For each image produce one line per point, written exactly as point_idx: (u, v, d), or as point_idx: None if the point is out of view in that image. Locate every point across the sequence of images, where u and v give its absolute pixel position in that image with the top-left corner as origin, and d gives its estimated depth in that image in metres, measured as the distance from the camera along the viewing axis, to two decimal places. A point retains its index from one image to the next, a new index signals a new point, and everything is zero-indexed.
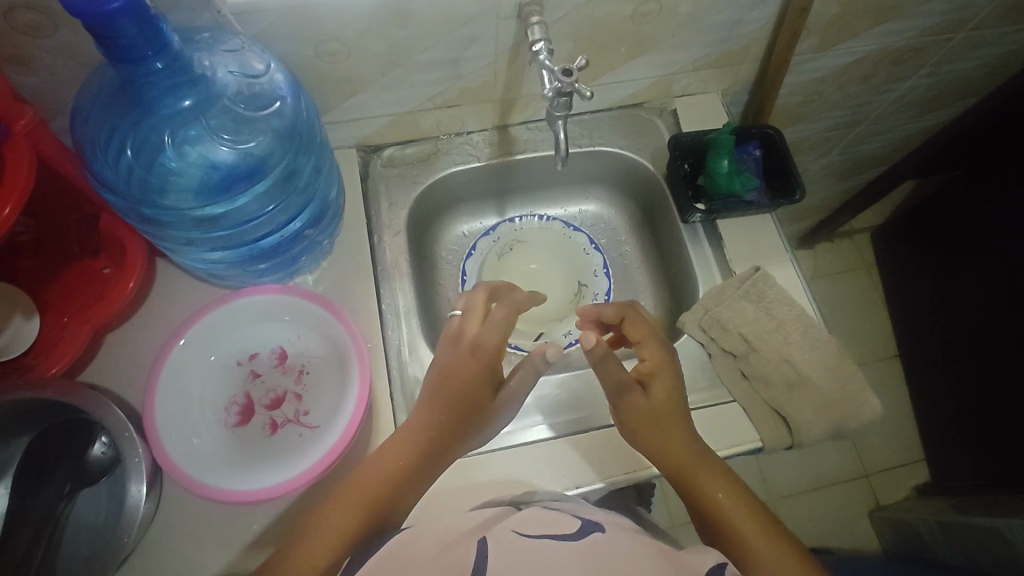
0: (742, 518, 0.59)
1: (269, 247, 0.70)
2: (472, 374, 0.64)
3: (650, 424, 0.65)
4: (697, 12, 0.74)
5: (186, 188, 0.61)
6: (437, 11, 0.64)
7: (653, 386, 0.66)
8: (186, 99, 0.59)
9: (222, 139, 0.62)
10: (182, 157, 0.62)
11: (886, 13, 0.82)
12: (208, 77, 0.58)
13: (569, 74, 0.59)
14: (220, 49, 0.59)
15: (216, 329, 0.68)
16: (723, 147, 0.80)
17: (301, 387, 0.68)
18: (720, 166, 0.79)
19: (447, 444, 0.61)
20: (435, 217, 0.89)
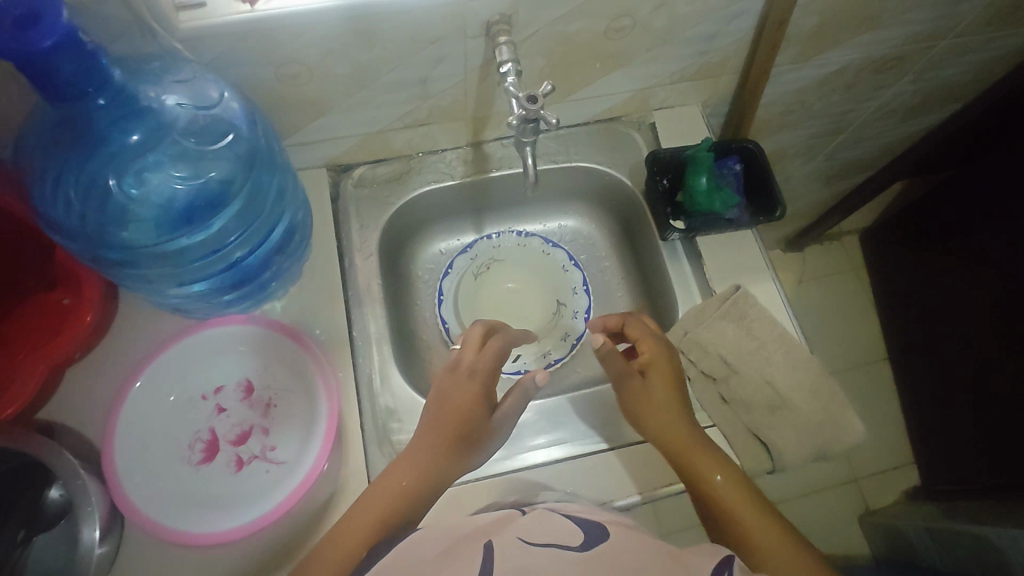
0: (748, 516, 0.57)
1: (237, 276, 0.67)
2: (470, 400, 0.62)
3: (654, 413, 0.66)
4: (673, 26, 0.72)
5: (141, 225, 0.58)
6: (401, 31, 0.62)
7: (654, 377, 0.68)
8: (135, 132, 0.56)
9: (175, 173, 0.59)
10: (136, 197, 0.58)
11: (867, 22, 0.81)
12: (156, 109, 0.56)
13: (534, 100, 0.57)
14: (172, 79, 0.57)
15: (179, 364, 0.66)
16: (700, 165, 0.79)
17: (268, 421, 0.66)
18: (697, 184, 0.78)
19: (439, 474, 0.59)
20: (409, 236, 0.87)
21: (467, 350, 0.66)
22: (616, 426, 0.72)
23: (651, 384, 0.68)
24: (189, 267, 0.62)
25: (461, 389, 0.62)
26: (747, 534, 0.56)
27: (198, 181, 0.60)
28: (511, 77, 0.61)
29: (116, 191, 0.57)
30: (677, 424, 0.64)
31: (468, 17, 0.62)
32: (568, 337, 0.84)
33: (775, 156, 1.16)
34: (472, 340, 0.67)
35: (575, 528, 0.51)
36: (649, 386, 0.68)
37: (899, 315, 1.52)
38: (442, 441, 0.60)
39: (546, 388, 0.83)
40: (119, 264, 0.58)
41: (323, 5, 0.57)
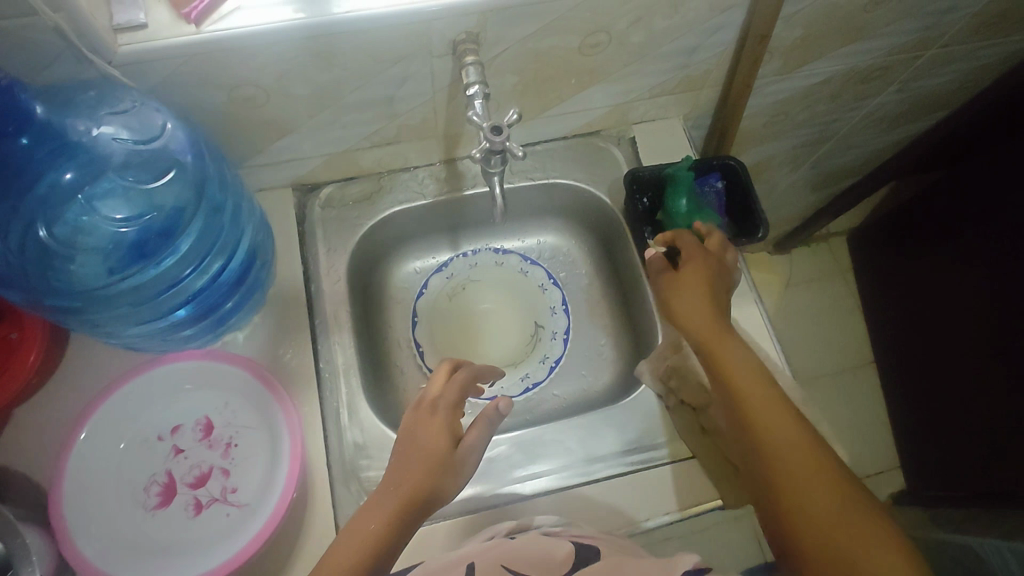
0: (770, 415, 0.54)
1: (198, 310, 0.64)
2: (436, 437, 0.58)
3: (688, 308, 0.65)
4: (650, 40, 0.69)
5: (87, 264, 0.56)
6: (362, 51, 0.59)
7: (690, 272, 0.67)
8: (69, 171, 0.55)
9: (116, 207, 0.57)
10: (72, 240, 0.55)
11: (852, 34, 0.78)
12: (86, 144, 0.55)
13: (498, 132, 0.54)
14: (108, 111, 0.55)
15: (134, 404, 0.63)
16: (680, 185, 0.76)
17: (228, 461, 0.63)
18: (678, 207, 0.76)
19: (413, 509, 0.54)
20: (381, 257, 0.84)
21: (435, 385, 0.63)
22: (595, 456, 0.70)
23: (684, 285, 0.67)
24: (145, 304, 0.59)
25: (427, 425, 0.59)
26: (773, 441, 0.53)
27: (146, 211, 0.57)
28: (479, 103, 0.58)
29: (51, 242, 0.55)
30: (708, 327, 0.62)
31: (432, 36, 0.59)
32: (547, 359, 0.82)
33: (760, 165, 1.13)
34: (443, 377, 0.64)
35: (568, 546, 0.56)
36: (683, 284, 0.67)
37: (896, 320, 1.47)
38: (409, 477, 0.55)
39: (523, 413, 0.80)
40: (68, 309, 0.55)
41: (274, 25, 0.54)
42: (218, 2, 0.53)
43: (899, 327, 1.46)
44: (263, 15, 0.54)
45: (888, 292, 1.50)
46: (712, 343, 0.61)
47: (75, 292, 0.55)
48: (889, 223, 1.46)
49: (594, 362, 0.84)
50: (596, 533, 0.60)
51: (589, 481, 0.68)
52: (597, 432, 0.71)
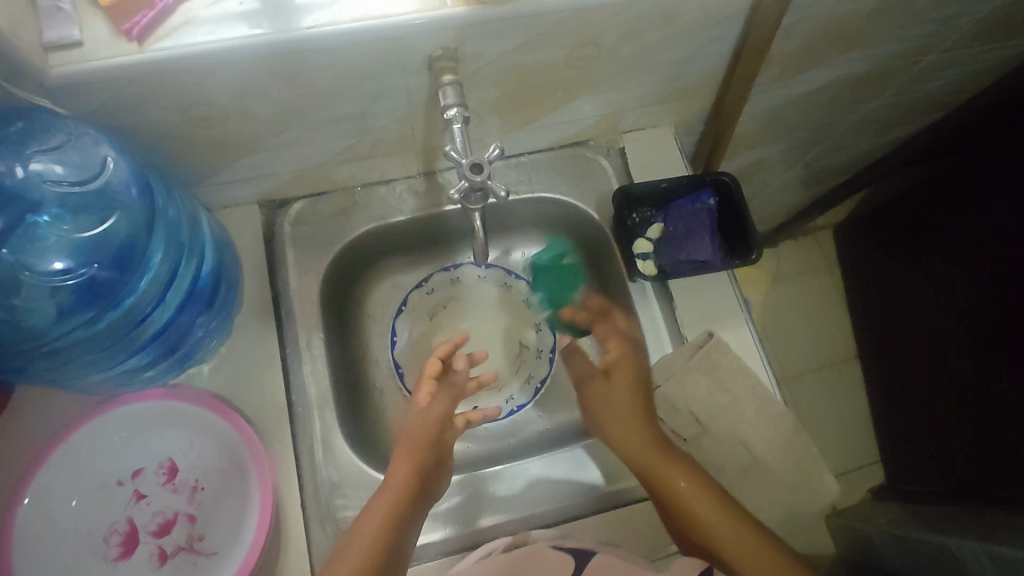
0: (708, 513, 0.59)
1: (162, 346, 0.59)
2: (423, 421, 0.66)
3: (632, 445, 0.65)
4: (642, 52, 0.64)
5: (29, 313, 0.50)
6: (329, 69, 0.53)
7: (616, 384, 0.69)
8: None
9: (57, 248, 0.52)
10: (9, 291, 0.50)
11: (852, 42, 0.74)
12: (10, 184, 0.50)
13: (479, 169, 0.53)
14: (39, 146, 0.50)
15: (89, 449, 0.59)
16: (562, 275, 0.81)
17: (194, 506, 0.59)
18: (554, 297, 0.81)
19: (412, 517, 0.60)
20: (357, 274, 0.78)
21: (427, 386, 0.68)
22: (580, 489, 0.68)
23: (622, 399, 0.68)
24: (109, 346, 0.54)
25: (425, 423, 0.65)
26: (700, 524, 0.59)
27: (94, 243, 0.52)
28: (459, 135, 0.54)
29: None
30: (647, 445, 0.64)
31: (407, 52, 0.54)
32: (533, 380, 0.79)
33: (753, 167, 1.10)
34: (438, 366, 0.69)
35: None
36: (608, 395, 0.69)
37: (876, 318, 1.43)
38: (408, 478, 0.61)
39: (507, 438, 0.77)
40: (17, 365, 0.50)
41: (229, 44, 0.48)
42: (164, 18, 0.47)
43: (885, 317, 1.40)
44: (216, 31, 0.48)
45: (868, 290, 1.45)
46: (667, 476, 0.62)
47: (22, 345, 0.50)
48: (867, 223, 1.42)
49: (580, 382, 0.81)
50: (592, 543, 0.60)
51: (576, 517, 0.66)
52: (584, 463, 0.69)
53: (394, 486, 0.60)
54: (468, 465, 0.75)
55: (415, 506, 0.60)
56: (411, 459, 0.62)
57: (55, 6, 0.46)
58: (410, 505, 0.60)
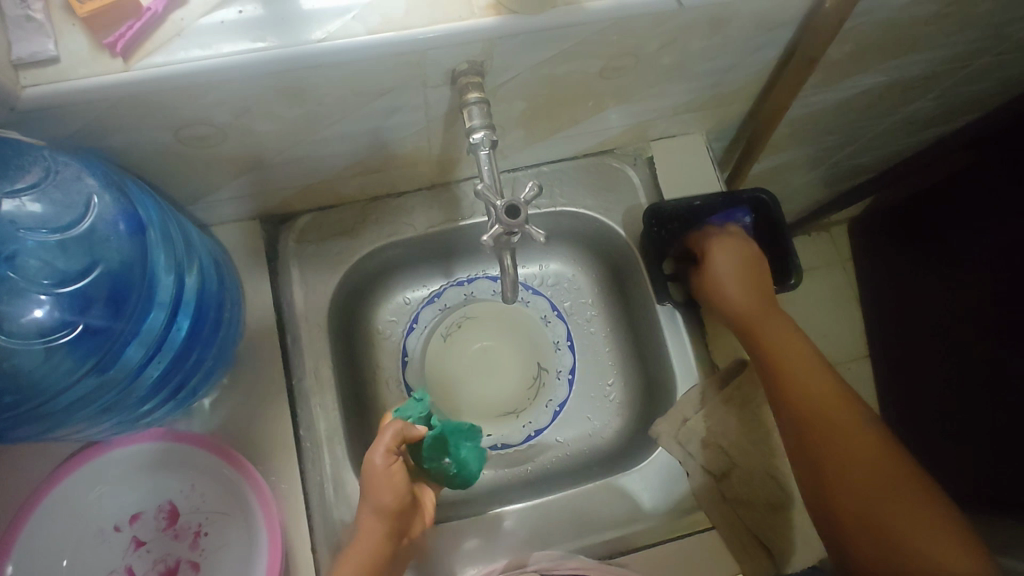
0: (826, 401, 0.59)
1: (166, 388, 0.54)
2: (377, 477, 0.53)
3: (731, 291, 0.66)
4: (682, 61, 0.58)
5: (17, 370, 0.45)
6: (340, 85, 0.48)
7: (725, 262, 0.67)
8: None
9: (42, 295, 0.46)
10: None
11: (905, 47, 0.68)
12: None
13: (518, 211, 0.48)
14: (11, 185, 0.44)
15: (82, 494, 0.55)
16: (450, 437, 0.59)
17: (198, 553, 0.55)
18: (435, 464, 0.59)
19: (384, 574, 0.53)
20: (366, 291, 0.73)
21: (391, 433, 0.54)
22: (603, 525, 0.64)
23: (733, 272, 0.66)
24: (113, 399, 0.49)
25: (391, 485, 0.53)
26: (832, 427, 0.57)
27: (87, 285, 0.47)
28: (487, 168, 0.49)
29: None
30: (771, 316, 0.65)
31: (428, 66, 0.48)
32: (552, 404, 0.73)
33: (780, 170, 1.04)
34: (404, 429, 0.55)
35: None
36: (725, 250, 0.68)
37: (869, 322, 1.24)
38: (377, 543, 0.53)
39: (524, 465, 0.73)
40: (8, 434, 0.44)
41: (227, 61, 0.42)
42: (151, 29, 0.41)
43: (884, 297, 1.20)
44: (214, 45, 0.42)
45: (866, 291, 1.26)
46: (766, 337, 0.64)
47: (9, 410, 0.44)
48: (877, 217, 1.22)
49: (599, 405, 0.76)
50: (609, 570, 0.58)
51: (599, 557, 0.63)
52: (610, 498, 0.65)
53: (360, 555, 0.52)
54: (483, 495, 0.71)
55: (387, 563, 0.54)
56: (382, 523, 0.53)
57: (26, 15, 0.40)
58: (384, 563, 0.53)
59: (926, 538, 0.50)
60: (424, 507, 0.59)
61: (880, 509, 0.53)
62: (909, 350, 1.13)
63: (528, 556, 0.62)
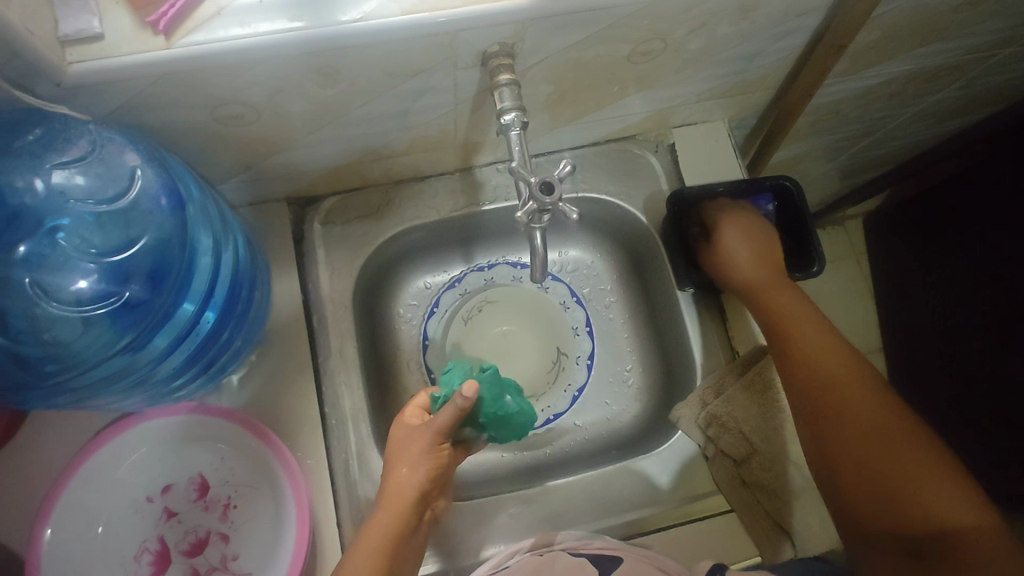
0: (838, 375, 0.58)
1: (197, 365, 0.55)
2: (421, 451, 0.53)
3: (739, 260, 0.66)
4: (709, 46, 0.58)
5: (61, 341, 0.46)
6: (373, 65, 0.48)
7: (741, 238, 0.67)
8: (22, 242, 0.46)
9: (86, 268, 0.47)
10: (39, 321, 0.46)
11: (932, 35, 0.68)
12: (32, 200, 0.46)
13: (551, 188, 0.48)
14: (59, 158, 0.45)
15: (116, 465, 0.56)
16: (496, 380, 0.58)
17: (227, 525, 0.57)
18: (504, 410, 0.58)
19: (402, 550, 0.51)
20: (388, 274, 0.74)
21: (446, 415, 0.52)
22: (622, 507, 0.65)
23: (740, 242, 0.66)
24: (149, 371, 0.50)
25: (436, 457, 0.54)
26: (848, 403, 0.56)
27: (128, 259, 0.48)
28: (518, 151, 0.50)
29: (9, 339, 0.45)
30: (777, 286, 0.65)
31: (459, 48, 0.48)
32: (570, 389, 0.74)
33: (798, 161, 1.03)
34: (460, 409, 0.51)
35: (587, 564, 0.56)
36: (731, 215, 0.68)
37: (888, 318, 1.21)
38: (399, 515, 0.51)
39: (543, 449, 0.74)
40: (49, 399, 0.46)
41: (265, 40, 0.42)
42: (193, 7, 0.42)
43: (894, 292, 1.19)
44: (253, 24, 0.43)
45: (881, 287, 1.24)
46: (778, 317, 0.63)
47: (52, 378, 0.46)
48: (885, 213, 1.21)
49: (617, 390, 0.77)
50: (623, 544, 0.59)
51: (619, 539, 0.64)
52: (629, 480, 0.66)
53: (382, 527, 0.51)
54: (502, 476, 0.72)
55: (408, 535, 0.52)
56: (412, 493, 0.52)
57: None
58: (405, 539, 0.51)
59: (938, 501, 0.50)
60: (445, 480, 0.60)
61: (890, 473, 0.52)
62: (915, 345, 1.12)
63: (554, 534, 0.63)
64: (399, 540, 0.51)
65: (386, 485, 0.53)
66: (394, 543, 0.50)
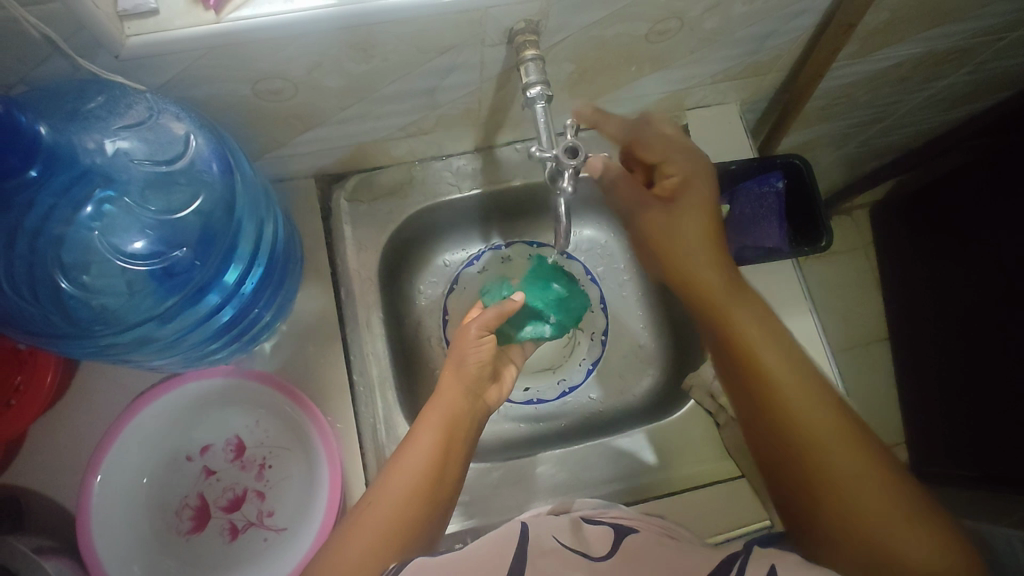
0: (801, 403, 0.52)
1: (230, 333, 0.58)
2: (480, 354, 0.58)
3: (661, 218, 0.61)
4: (724, 27, 0.61)
5: (115, 300, 0.50)
6: (406, 40, 0.50)
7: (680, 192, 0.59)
8: (87, 205, 0.49)
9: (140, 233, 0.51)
10: (89, 285, 0.49)
11: (939, 18, 0.70)
12: (96, 162, 0.48)
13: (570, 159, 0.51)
14: (118, 124, 0.47)
15: (160, 423, 0.59)
16: (540, 274, 0.73)
17: (263, 483, 0.60)
18: (552, 294, 0.71)
19: (457, 446, 0.54)
20: (410, 250, 0.76)
21: (492, 312, 0.59)
22: (637, 473, 0.69)
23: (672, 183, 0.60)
24: (175, 342, 0.54)
25: (478, 354, 0.58)
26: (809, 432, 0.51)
27: (178, 226, 0.51)
28: (570, 174, 0.51)
29: (70, 288, 0.49)
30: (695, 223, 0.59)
31: (488, 25, 0.51)
32: (585, 362, 0.79)
33: (806, 148, 1.04)
34: (505, 309, 0.60)
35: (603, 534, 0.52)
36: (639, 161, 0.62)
37: (894, 306, 1.23)
38: (447, 416, 0.54)
39: (560, 420, 0.77)
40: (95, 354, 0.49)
41: (308, 15, 0.44)
42: None
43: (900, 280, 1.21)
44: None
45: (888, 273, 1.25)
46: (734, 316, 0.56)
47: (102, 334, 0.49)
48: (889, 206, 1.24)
49: (633, 364, 0.79)
50: (638, 516, 0.57)
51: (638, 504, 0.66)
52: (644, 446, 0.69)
53: (433, 433, 0.53)
54: (522, 443, 0.75)
55: (461, 426, 0.55)
56: (462, 384, 0.56)
57: None
58: (456, 437, 0.54)
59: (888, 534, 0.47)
60: (503, 382, 0.63)
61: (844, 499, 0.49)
62: (926, 329, 1.13)
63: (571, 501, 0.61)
64: (451, 437, 0.54)
65: (440, 384, 0.57)
66: (441, 445, 0.53)
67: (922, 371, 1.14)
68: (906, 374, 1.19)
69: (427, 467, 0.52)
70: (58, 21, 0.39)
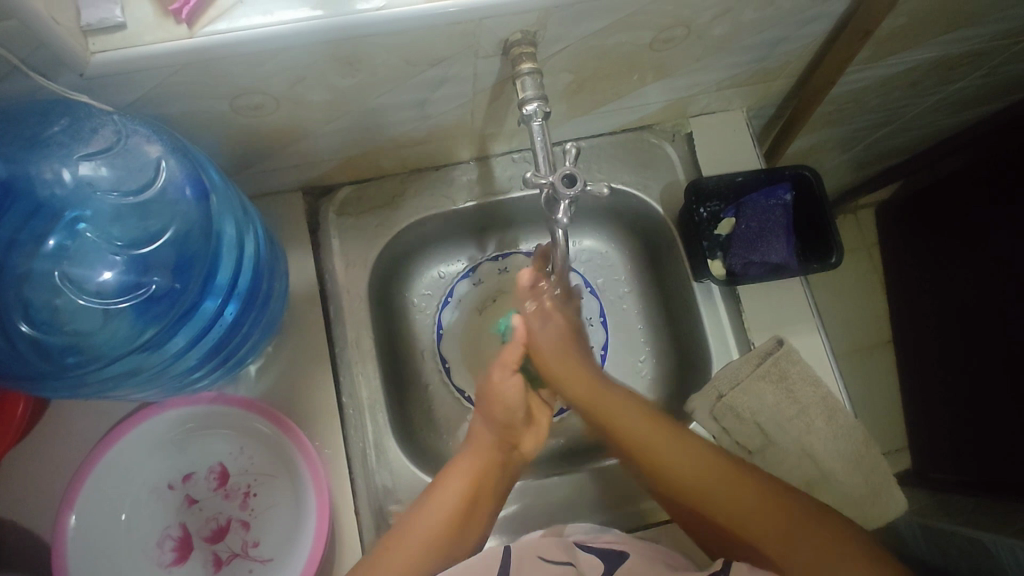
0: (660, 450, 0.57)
1: (216, 358, 0.55)
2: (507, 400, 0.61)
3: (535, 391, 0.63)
4: (732, 34, 0.58)
5: (86, 331, 0.47)
6: (394, 53, 0.47)
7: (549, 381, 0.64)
8: (51, 237, 0.48)
9: (109, 262, 0.49)
10: (57, 314, 0.47)
11: (958, 22, 0.66)
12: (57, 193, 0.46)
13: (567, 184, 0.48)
14: (84, 148, 0.45)
15: (139, 453, 0.57)
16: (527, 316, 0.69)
17: (248, 512, 0.57)
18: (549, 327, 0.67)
19: (482, 494, 0.58)
20: (403, 263, 0.73)
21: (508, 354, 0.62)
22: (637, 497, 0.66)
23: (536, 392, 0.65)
24: (162, 372, 0.50)
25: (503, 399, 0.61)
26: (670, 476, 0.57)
27: (152, 253, 0.49)
28: (565, 205, 0.49)
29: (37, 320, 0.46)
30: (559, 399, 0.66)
31: (482, 36, 0.47)
32: None
33: (810, 153, 1.02)
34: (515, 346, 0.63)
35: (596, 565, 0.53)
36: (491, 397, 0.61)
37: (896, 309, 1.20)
38: (478, 469, 0.58)
39: None
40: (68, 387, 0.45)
41: (288, 28, 0.41)
42: None
43: (903, 283, 1.17)
44: (275, 11, 0.41)
45: (891, 277, 1.22)
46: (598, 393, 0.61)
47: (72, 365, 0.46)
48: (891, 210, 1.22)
49: (631, 380, 0.77)
50: (632, 542, 0.57)
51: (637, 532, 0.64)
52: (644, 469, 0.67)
53: (460, 477, 0.57)
54: None
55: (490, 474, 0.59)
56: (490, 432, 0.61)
57: None
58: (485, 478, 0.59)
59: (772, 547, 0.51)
60: (539, 425, 0.64)
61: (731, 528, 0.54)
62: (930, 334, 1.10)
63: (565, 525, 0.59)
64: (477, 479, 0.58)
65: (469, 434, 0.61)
66: (468, 496, 0.57)
67: (925, 375, 1.10)
68: (909, 379, 1.15)
69: (455, 508, 0.56)
70: (15, 41, 0.36)
